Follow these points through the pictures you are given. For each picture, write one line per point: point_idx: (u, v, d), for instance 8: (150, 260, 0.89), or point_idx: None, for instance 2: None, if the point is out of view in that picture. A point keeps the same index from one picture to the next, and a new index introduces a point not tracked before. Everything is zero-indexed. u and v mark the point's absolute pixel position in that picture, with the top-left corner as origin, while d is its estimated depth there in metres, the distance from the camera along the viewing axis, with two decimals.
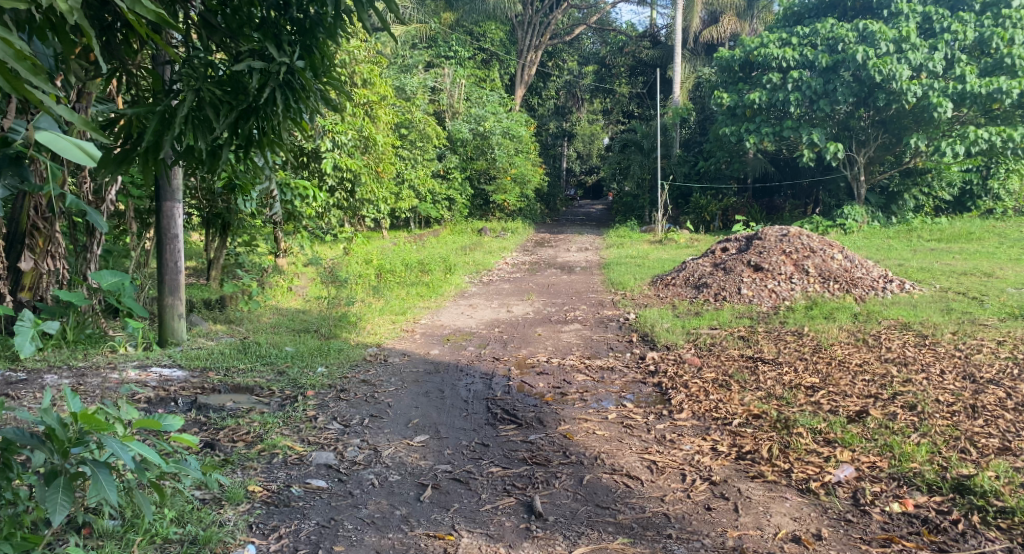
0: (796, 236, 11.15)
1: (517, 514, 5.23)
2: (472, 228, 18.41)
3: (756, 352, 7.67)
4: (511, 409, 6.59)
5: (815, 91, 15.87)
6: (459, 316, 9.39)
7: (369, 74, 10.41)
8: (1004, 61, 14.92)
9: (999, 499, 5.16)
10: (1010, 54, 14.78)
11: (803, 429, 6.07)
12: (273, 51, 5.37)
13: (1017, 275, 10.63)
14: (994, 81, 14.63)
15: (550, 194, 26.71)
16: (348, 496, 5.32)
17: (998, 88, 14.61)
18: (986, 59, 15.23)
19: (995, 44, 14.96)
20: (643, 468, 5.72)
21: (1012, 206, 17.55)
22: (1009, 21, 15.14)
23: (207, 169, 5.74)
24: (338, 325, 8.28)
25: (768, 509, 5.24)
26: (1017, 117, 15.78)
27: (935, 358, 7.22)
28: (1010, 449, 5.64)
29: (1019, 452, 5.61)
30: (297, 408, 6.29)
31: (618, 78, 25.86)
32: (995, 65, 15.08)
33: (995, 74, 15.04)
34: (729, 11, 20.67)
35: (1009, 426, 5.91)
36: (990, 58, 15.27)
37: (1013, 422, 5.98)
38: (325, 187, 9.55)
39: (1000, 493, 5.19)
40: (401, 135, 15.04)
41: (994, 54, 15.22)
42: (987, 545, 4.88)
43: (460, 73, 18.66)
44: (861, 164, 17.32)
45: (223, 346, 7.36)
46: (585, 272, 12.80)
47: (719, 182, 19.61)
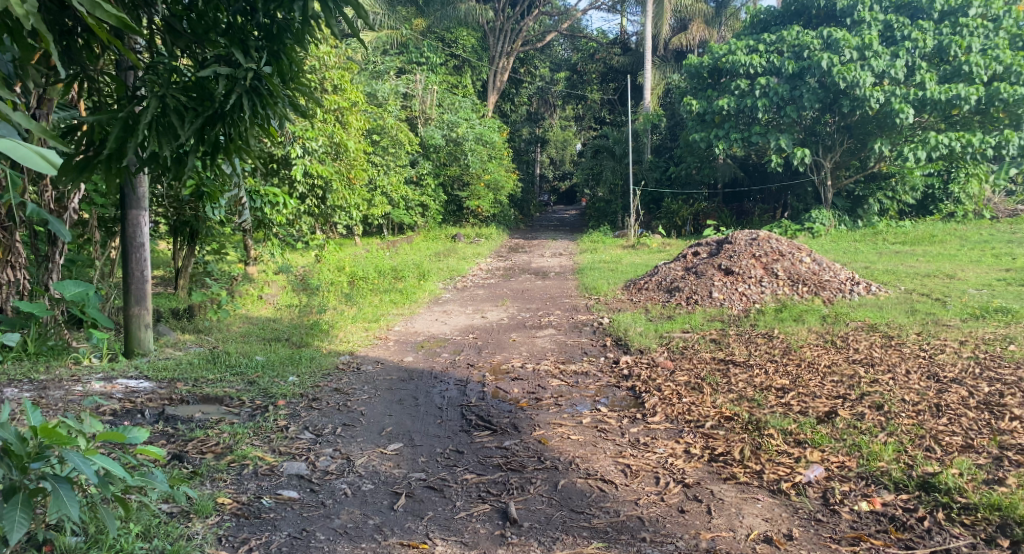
0: (765, 239, 11.23)
1: (492, 521, 5.24)
2: (446, 234, 18.38)
3: (727, 354, 7.74)
4: (486, 415, 6.58)
5: (782, 98, 16.00)
6: (433, 322, 9.38)
7: (340, 80, 10.34)
8: (962, 68, 15.18)
9: (963, 496, 5.24)
10: (968, 61, 15.03)
11: (775, 430, 6.13)
12: (239, 57, 5.36)
13: (978, 276, 10.83)
14: (953, 88, 14.89)
15: (524, 200, 26.69)
16: (320, 506, 5.31)
17: (957, 94, 14.86)
18: (945, 66, 15.49)
19: (953, 52, 15.24)
20: (617, 472, 5.75)
21: (972, 209, 18.09)
22: (966, 30, 15.48)
23: (173, 176, 5.71)
24: (310, 333, 8.25)
25: (741, 511, 5.29)
26: (976, 122, 16.05)
27: (901, 358, 7.31)
28: (973, 447, 5.73)
29: (981, 450, 5.70)
30: (267, 418, 6.26)
31: (589, 84, 25.98)
32: (954, 72, 15.35)
33: (955, 81, 15.29)
34: (697, 17, 20.82)
35: (972, 424, 6.00)
36: (948, 66, 15.57)
37: (975, 419, 6.08)
38: (296, 194, 9.49)
39: (963, 490, 5.27)
40: (373, 141, 14.91)
41: (953, 61, 15.49)
42: (952, 541, 4.98)
43: (432, 79, 18.57)
44: (828, 169, 17.50)
45: (191, 356, 7.29)
46: (559, 278, 12.82)
47: (690, 187, 19.74)
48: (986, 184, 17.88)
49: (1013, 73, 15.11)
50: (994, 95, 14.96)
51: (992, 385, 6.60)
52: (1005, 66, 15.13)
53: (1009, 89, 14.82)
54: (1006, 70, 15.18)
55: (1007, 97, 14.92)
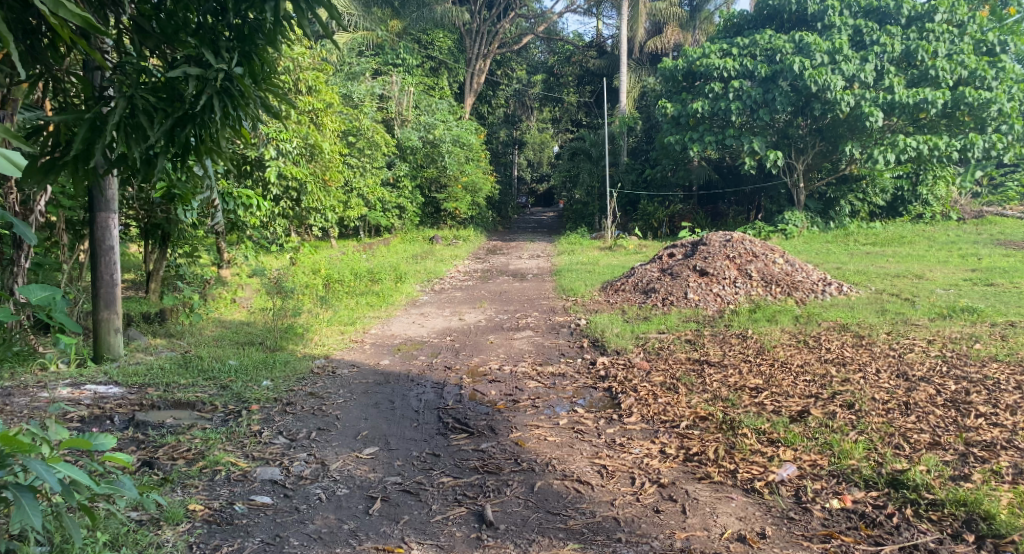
0: (739, 241, 11.28)
1: (468, 524, 5.26)
2: (424, 236, 18.33)
3: (702, 355, 7.78)
4: (463, 418, 6.57)
5: (755, 101, 16.10)
6: (410, 325, 9.36)
7: (314, 82, 10.26)
8: (929, 73, 15.36)
9: (930, 493, 5.31)
10: (934, 65, 15.21)
11: (748, 430, 6.16)
12: (210, 58, 5.32)
13: (945, 276, 10.96)
14: (921, 92, 15.06)
15: (501, 202, 26.69)
16: (294, 511, 5.29)
17: (925, 98, 15.05)
18: (912, 71, 15.64)
19: (920, 56, 15.41)
20: (593, 473, 5.76)
21: (939, 211, 18.33)
22: (932, 35, 15.64)
23: (143, 179, 5.66)
24: (284, 336, 8.19)
25: (715, 510, 5.33)
26: (942, 126, 16.24)
27: (871, 357, 7.38)
28: (940, 444, 5.80)
29: (949, 447, 5.76)
30: (240, 423, 6.22)
31: (565, 87, 26.04)
32: (921, 76, 15.53)
33: (922, 85, 15.47)
34: (672, 21, 20.94)
35: (939, 421, 6.07)
36: (916, 70, 15.74)
37: (943, 417, 6.15)
38: (270, 196, 9.40)
39: (931, 486, 5.34)
40: (349, 143, 14.83)
41: (920, 66, 15.66)
42: (919, 537, 5.06)
43: (408, 81, 18.49)
44: (800, 171, 17.64)
45: (163, 360, 7.22)
46: (536, 279, 12.85)
47: (666, 189, 19.85)
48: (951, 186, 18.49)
49: (977, 78, 15.36)
50: (959, 99, 15.15)
51: (959, 383, 6.67)
52: (970, 71, 15.35)
53: (973, 93, 15.00)
54: (971, 75, 15.40)
55: (972, 101, 15.10)
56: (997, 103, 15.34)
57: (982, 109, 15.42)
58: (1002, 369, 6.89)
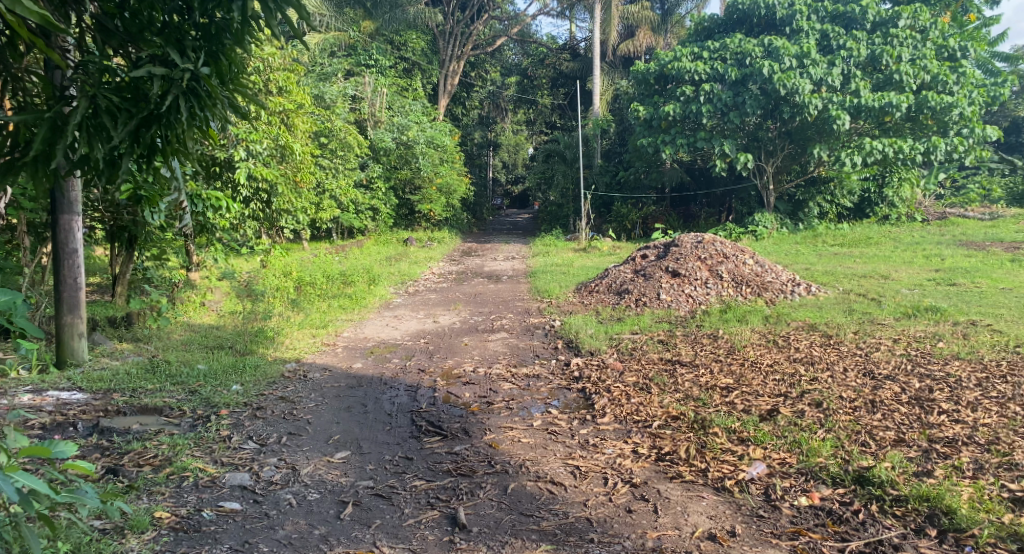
0: (710, 242, 11.32)
1: (440, 527, 5.27)
2: (398, 238, 18.24)
3: (674, 355, 7.81)
4: (437, 421, 6.55)
5: (725, 104, 16.19)
6: (383, 328, 9.33)
7: (285, 82, 10.16)
8: (893, 77, 15.55)
9: (895, 489, 5.39)
10: (899, 70, 15.40)
11: (719, 429, 6.19)
12: (175, 57, 5.28)
13: (911, 276, 11.09)
14: (886, 96, 15.23)
15: (476, 203, 26.68)
16: (264, 517, 5.29)
17: (890, 102, 15.18)
18: (878, 74, 15.82)
19: (884, 61, 15.59)
20: (566, 474, 5.77)
21: (905, 212, 18.56)
22: (896, 40, 15.81)
23: (106, 180, 5.62)
24: (254, 340, 8.13)
25: (686, 509, 5.37)
26: (907, 129, 16.44)
27: (838, 356, 7.44)
28: (905, 440, 5.86)
29: (913, 443, 5.83)
30: (209, 428, 6.17)
31: (539, 89, 26.06)
32: (885, 80, 15.70)
33: (887, 89, 15.66)
34: (644, 24, 21.00)
35: (904, 419, 6.14)
36: (881, 74, 15.93)
37: (908, 414, 6.22)
38: (240, 198, 9.29)
39: (895, 482, 5.42)
40: (322, 145, 14.74)
41: (885, 70, 15.84)
42: (884, 532, 5.13)
43: (382, 82, 18.40)
44: (770, 173, 17.79)
45: (129, 365, 7.14)
46: (511, 281, 12.84)
47: (639, 191, 19.92)
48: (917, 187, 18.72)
49: (940, 83, 15.58)
50: (922, 103, 15.36)
51: (923, 381, 6.75)
52: (933, 75, 15.59)
53: (936, 97, 15.23)
54: (934, 80, 15.63)
55: (935, 105, 15.32)
56: (959, 107, 15.59)
57: (945, 113, 15.64)
58: (964, 367, 6.98)
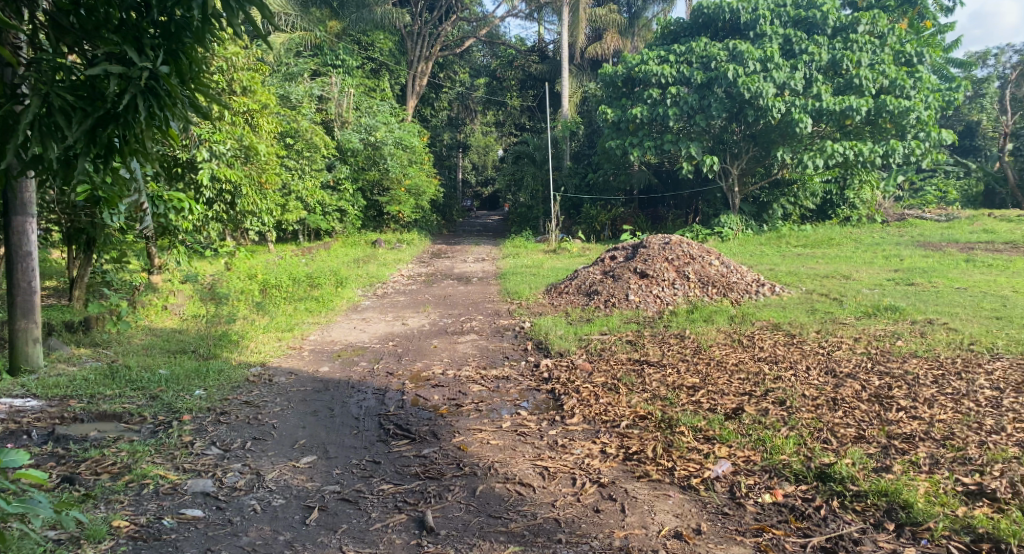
0: (677, 243, 11.34)
1: (408, 531, 5.25)
2: (366, 240, 18.11)
3: (641, 355, 7.84)
4: (404, 424, 6.51)
5: (691, 107, 16.25)
6: (350, 330, 9.26)
7: (249, 82, 10.02)
8: (853, 81, 15.75)
9: (855, 484, 5.46)
10: (858, 74, 15.60)
11: (685, 427, 6.22)
12: (133, 56, 5.22)
13: (872, 277, 11.22)
14: (847, 100, 15.42)
15: (446, 205, 26.59)
16: (226, 524, 5.24)
17: (850, 105, 15.40)
18: (838, 79, 16.00)
19: (845, 65, 15.77)
20: (535, 475, 5.76)
21: (866, 214, 18.82)
22: (856, 45, 16.01)
23: (61, 180, 5.55)
24: (218, 344, 8.03)
25: (653, 508, 5.40)
26: (867, 132, 16.65)
27: (801, 355, 7.50)
28: (865, 437, 5.92)
29: (873, 440, 5.90)
30: (171, 434, 6.08)
31: (508, 90, 26.06)
32: (846, 84, 15.90)
33: (847, 93, 15.85)
34: (611, 27, 21.06)
35: (864, 416, 6.20)
36: (841, 79, 16.14)
37: (868, 411, 6.28)
38: (204, 200, 9.14)
39: (855, 479, 5.49)
40: (287, 145, 14.59)
41: (845, 75, 16.04)
42: (845, 528, 5.19)
43: (349, 82, 18.26)
44: (735, 175, 17.93)
45: (87, 371, 7.01)
46: (481, 283, 12.82)
47: (608, 193, 19.97)
48: (877, 189, 19.00)
49: (897, 87, 15.77)
50: (881, 107, 15.58)
51: (883, 379, 6.82)
52: (891, 80, 15.85)
53: (894, 101, 15.47)
54: (892, 84, 15.89)
55: (893, 109, 15.56)
56: (916, 111, 15.85)
57: (902, 117, 15.92)
58: (922, 364, 7.07)
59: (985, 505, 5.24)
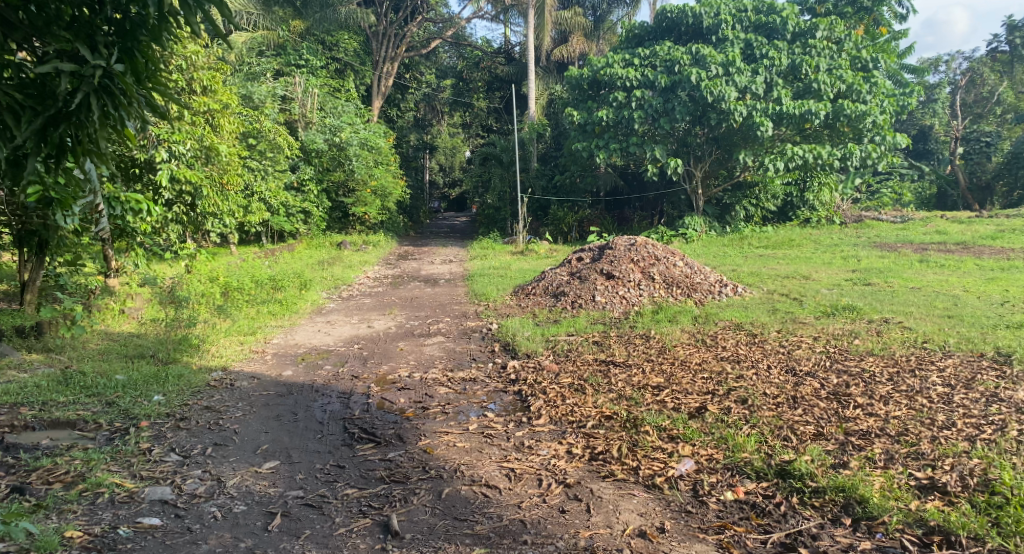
0: (642, 244, 11.34)
1: (372, 535, 5.23)
2: (331, 241, 17.94)
3: (608, 355, 7.85)
4: (369, 427, 6.45)
5: (656, 110, 16.31)
6: (315, 333, 9.17)
7: (209, 82, 9.87)
8: (812, 86, 15.92)
9: (814, 481, 5.51)
10: (817, 79, 15.78)
11: (650, 426, 6.23)
12: (85, 54, 5.14)
13: (831, 276, 11.33)
14: (806, 104, 15.59)
15: (412, 206, 26.46)
16: (186, 532, 5.20)
17: (809, 110, 15.59)
18: (798, 83, 16.16)
19: (804, 70, 15.94)
20: (501, 476, 5.74)
21: (825, 215, 19.11)
22: (815, 50, 16.16)
23: (10, 181, 5.42)
24: (178, 348, 7.90)
25: (618, 507, 5.42)
26: (825, 136, 16.84)
27: (763, 354, 7.55)
28: (824, 434, 5.97)
29: (831, 437, 5.95)
30: (128, 441, 5.98)
31: (475, 92, 26.02)
32: (805, 89, 16.06)
33: (806, 98, 16.03)
34: (577, 30, 21.08)
35: (823, 413, 6.25)
36: (801, 83, 16.30)
37: (827, 409, 6.33)
38: (162, 201, 8.98)
39: (814, 475, 5.53)
40: (249, 146, 14.40)
41: (804, 79, 16.21)
42: (804, 524, 5.26)
43: (312, 82, 18.08)
44: (698, 178, 18.05)
45: (39, 377, 6.83)
46: (448, 285, 12.77)
47: (575, 195, 20.01)
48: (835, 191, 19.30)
49: (854, 91, 15.97)
50: (839, 112, 15.77)
51: (840, 377, 6.88)
52: (848, 85, 15.97)
53: (852, 106, 15.66)
54: (848, 89, 16.06)
55: (850, 114, 15.76)
56: (872, 115, 16.07)
57: (859, 121, 16.12)
58: (878, 362, 7.15)
59: (936, 498, 5.33)
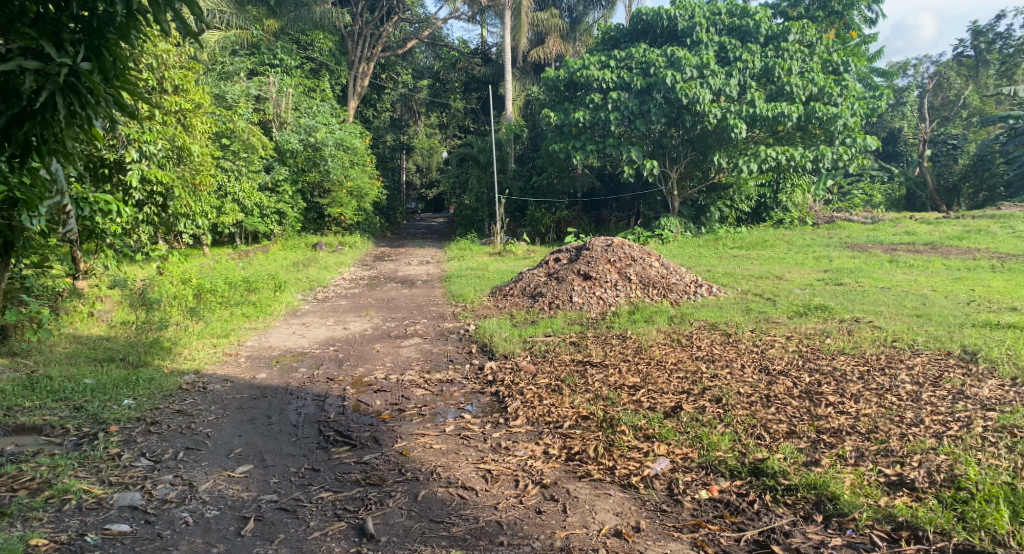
0: (619, 244, 11.34)
1: (347, 538, 5.18)
2: (307, 243, 17.82)
3: (585, 355, 7.84)
4: (345, 430, 6.39)
5: (631, 112, 16.35)
6: (290, 336, 9.09)
7: (181, 81, 9.76)
8: (785, 89, 16.00)
9: (786, 478, 5.52)
10: (789, 82, 15.86)
11: (626, 426, 6.21)
12: (51, 52, 5.06)
13: (804, 277, 11.39)
14: (779, 106, 15.67)
15: (389, 207, 26.35)
16: (155, 538, 5.13)
17: (782, 112, 15.68)
18: (771, 86, 16.24)
19: (776, 73, 16.03)
20: (478, 478, 5.71)
21: (797, 216, 19.29)
22: (787, 54, 16.22)
23: None
24: (149, 351, 7.79)
25: (594, 507, 5.41)
26: (798, 138, 16.94)
27: (737, 354, 7.56)
28: (796, 432, 5.98)
29: (804, 435, 5.96)
30: (96, 447, 5.89)
31: (452, 93, 25.97)
32: (778, 91, 16.15)
33: (779, 100, 16.07)
34: (553, 32, 21.10)
35: (795, 412, 6.27)
36: (774, 86, 16.37)
37: (799, 408, 6.34)
38: (132, 202, 8.86)
39: (787, 473, 5.55)
40: (222, 145, 14.27)
41: (777, 82, 16.30)
42: (777, 521, 5.27)
43: (287, 82, 17.95)
44: (674, 179, 18.10)
45: (5, 381, 6.73)
46: (425, 286, 12.71)
47: (552, 196, 20.01)
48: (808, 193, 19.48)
49: (825, 94, 16.12)
50: (811, 114, 15.88)
51: (812, 375, 6.91)
52: (819, 88, 16.08)
53: (823, 108, 15.78)
54: (820, 92, 16.14)
55: (822, 116, 15.87)
56: (843, 118, 16.17)
57: (830, 123, 16.22)
58: (849, 361, 7.18)
59: (904, 494, 5.36)
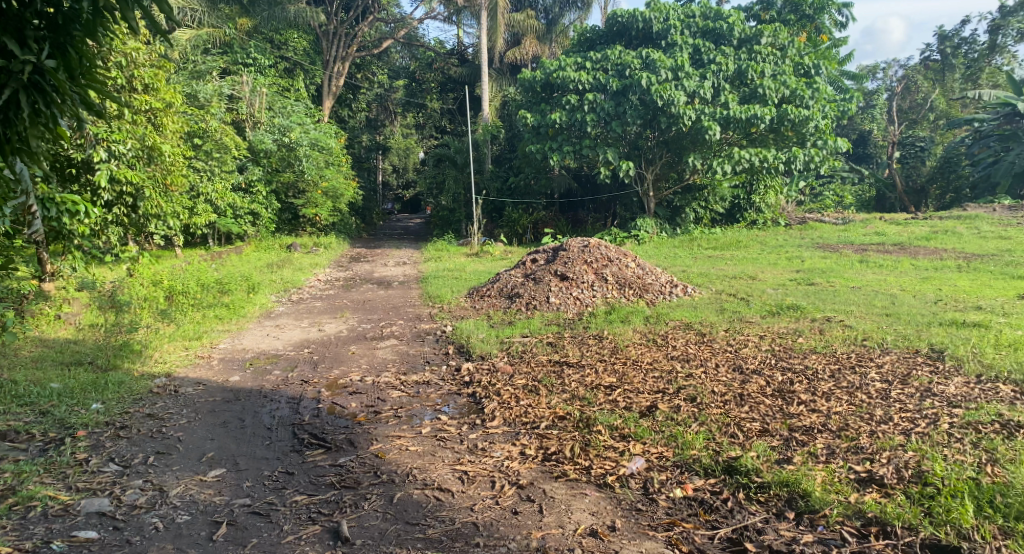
0: (595, 245, 11.32)
1: (321, 542, 5.13)
2: (281, 244, 17.67)
3: (562, 356, 7.81)
4: (320, 432, 6.31)
5: (607, 113, 16.35)
6: (263, 338, 8.99)
7: (152, 79, 9.62)
8: (758, 91, 16.05)
9: (759, 476, 5.52)
10: (762, 84, 15.90)
11: (602, 426, 6.19)
12: (14, 49, 4.96)
13: (777, 277, 11.43)
14: (751, 108, 15.71)
15: (364, 208, 26.21)
16: (124, 545, 5.07)
17: (755, 114, 15.73)
18: (744, 88, 16.29)
19: (750, 76, 16.09)
20: (454, 479, 5.66)
21: (770, 217, 19.40)
22: (760, 56, 16.31)
23: None
24: (118, 354, 7.66)
25: (570, 507, 5.38)
26: (771, 139, 17.01)
27: (711, 353, 7.56)
28: (770, 431, 5.98)
29: (777, 433, 5.96)
30: (63, 452, 5.79)
31: (427, 93, 25.88)
32: (751, 94, 16.19)
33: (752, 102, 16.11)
34: (530, 32, 21.07)
35: (769, 410, 6.27)
36: (747, 88, 16.42)
37: (772, 406, 6.35)
38: (100, 202, 8.74)
39: (760, 471, 5.54)
40: (194, 145, 14.13)
41: (750, 84, 16.35)
42: (750, 519, 5.27)
43: (261, 82, 17.77)
44: (649, 180, 18.12)
45: None
46: (401, 287, 12.63)
47: (529, 196, 19.97)
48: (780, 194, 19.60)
49: (797, 97, 16.19)
50: (783, 116, 15.96)
51: (785, 374, 6.92)
52: (791, 90, 16.15)
53: (794, 111, 15.85)
54: (792, 94, 16.20)
55: (793, 118, 15.96)
56: (814, 120, 16.27)
57: (802, 125, 16.31)
58: (821, 360, 7.20)
59: (874, 490, 5.37)
